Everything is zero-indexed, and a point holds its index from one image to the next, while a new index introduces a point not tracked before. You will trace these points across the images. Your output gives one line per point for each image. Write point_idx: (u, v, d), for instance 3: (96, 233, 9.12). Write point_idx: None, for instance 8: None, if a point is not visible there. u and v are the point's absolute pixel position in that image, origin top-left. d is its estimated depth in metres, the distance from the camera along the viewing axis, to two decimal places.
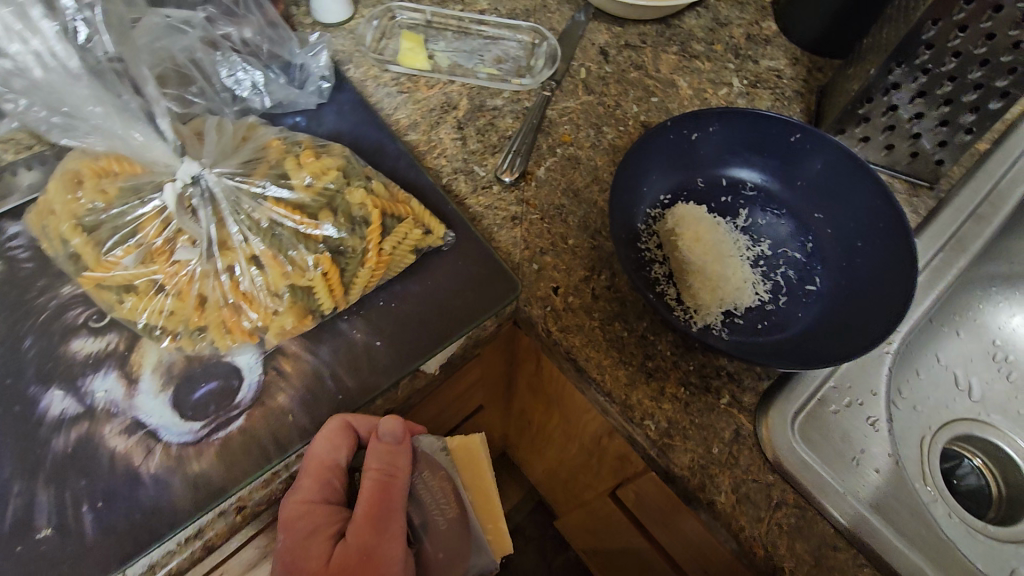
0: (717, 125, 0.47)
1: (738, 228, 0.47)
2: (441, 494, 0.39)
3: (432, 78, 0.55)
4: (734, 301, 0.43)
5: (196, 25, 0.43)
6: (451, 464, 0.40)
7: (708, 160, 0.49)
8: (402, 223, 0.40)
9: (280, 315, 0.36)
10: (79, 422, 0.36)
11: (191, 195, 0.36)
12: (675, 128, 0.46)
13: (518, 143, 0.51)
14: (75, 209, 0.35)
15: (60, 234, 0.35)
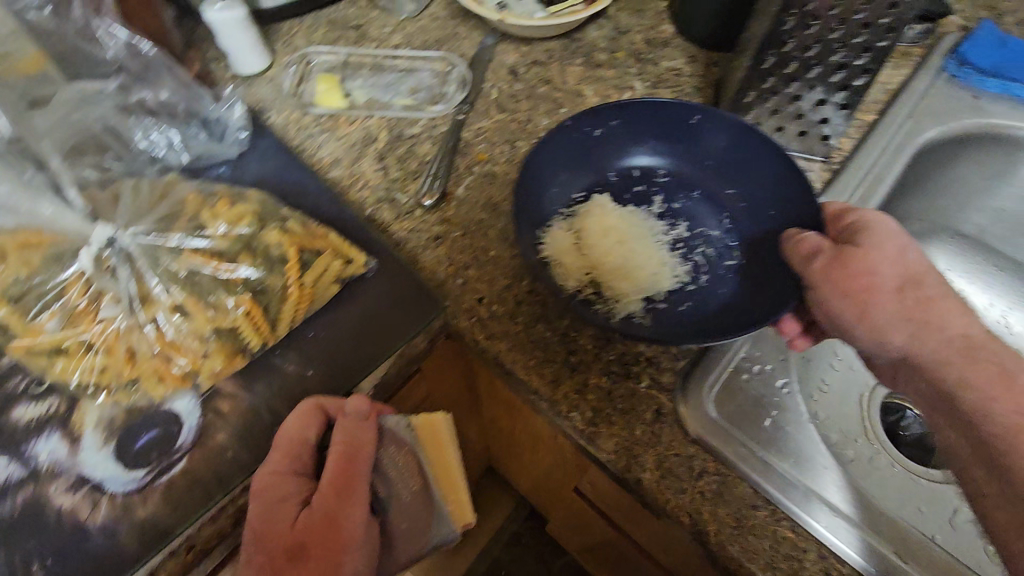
0: (618, 118, 0.50)
1: (655, 216, 0.50)
2: (406, 468, 0.40)
3: (351, 115, 0.58)
4: (653, 286, 0.45)
5: (108, 94, 0.46)
6: (417, 440, 0.41)
7: (616, 153, 0.51)
8: (320, 257, 0.42)
9: (208, 358, 0.38)
10: (25, 486, 0.37)
11: (108, 256, 0.38)
12: (576, 126, 0.48)
13: (437, 166, 0.54)
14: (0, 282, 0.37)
15: None
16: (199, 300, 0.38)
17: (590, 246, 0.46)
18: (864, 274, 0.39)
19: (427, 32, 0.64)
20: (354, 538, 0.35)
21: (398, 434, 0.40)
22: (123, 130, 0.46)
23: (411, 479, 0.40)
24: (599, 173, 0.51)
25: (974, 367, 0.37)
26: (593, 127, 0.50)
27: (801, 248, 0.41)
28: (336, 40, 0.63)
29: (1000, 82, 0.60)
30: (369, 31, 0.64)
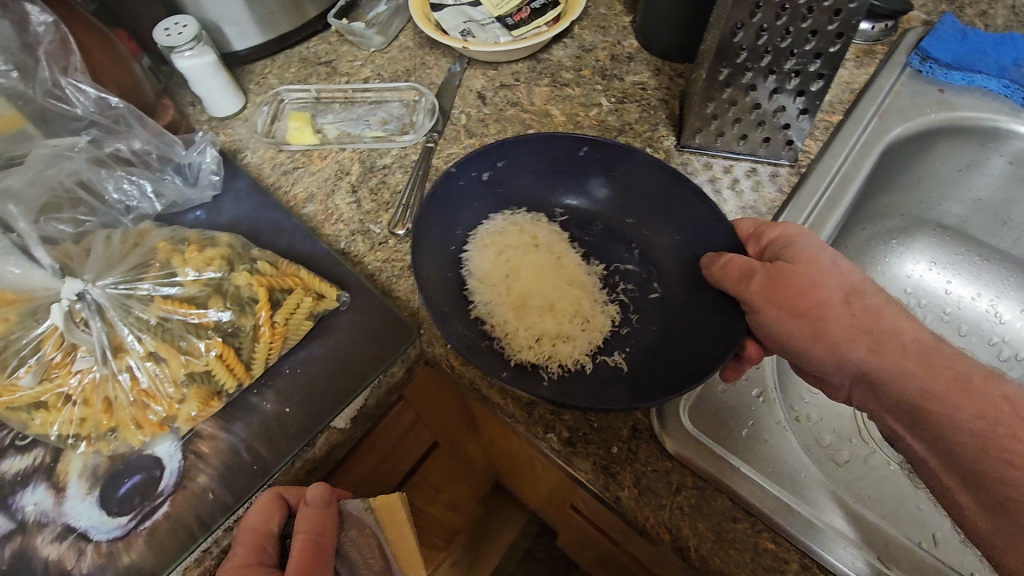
0: (503, 158, 0.50)
1: (578, 252, 0.51)
2: (367, 549, 0.41)
3: (324, 150, 0.59)
4: (585, 327, 0.46)
5: (81, 149, 0.47)
6: (376, 522, 0.42)
7: (512, 192, 0.53)
8: (291, 294, 0.43)
9: (184, 402, 0.39)
10: (11, 539, 0.38)
11: (79, 310, 0.39)
12: (463, 174, 0.49)
13: (408, 195, 0.55)
14: None
15: None
16: (171, 346, 0.39)
17: (518, 297, 0.47)
18: (802, 291, 0.38)
19: (396, 63, 0.66)
20: None
21: (359, 516, 0.42)
22: (97, 183, 0.48)
23: (372, 559, 0.41)
24: (506, 209, 0.53)
25: (934, 376, 0.36)
26: (479, 171, 0.50)
27: (733, 271, 0.41)
28: (307, 78, 0.65)
29: (963, 74, 0.61)
30: (339, 66, 0.66)
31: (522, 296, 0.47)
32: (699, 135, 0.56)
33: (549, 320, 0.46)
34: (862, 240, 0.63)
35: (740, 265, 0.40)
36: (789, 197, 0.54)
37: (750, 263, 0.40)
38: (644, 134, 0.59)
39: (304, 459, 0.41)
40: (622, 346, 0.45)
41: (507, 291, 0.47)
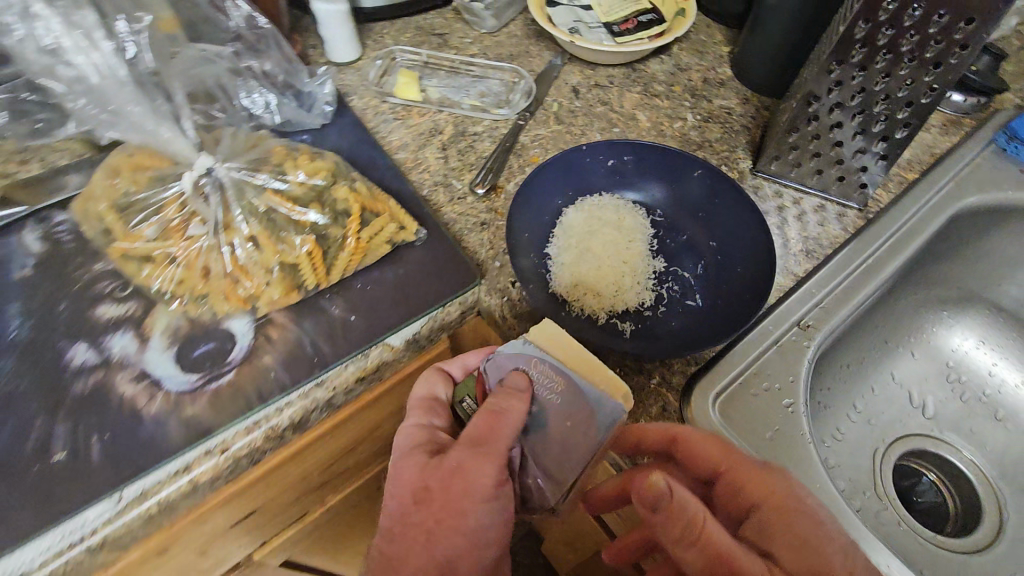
0: (630, 155, 0.54)
1: (653, 253, 0.52)
2: (542, 378, 0.37)
3: (423, 108, 0.64)
4: (618, 303, 0.49)
5: (224, 57, 0.53)
6: (536, 347, 0.39)
7: (619, 186, 0.56)
8: (379, 217, 0.47)
9: (269, 287, 0.43)
10: (97, 371, 0.43)
11: (204, 184, 0.44)
12: (590, 153, 0.54)
13: (492, 161, 0.59)
14: (114, 193, 0.43)
15: (100, 213, 0.43)
16: (272, 233, 0.43)
17: (575, 254, 0.51)
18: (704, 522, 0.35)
19: (503, 47, 0.71)
20: (481, 479, 0.35)
21: (510, 353, 0.38)
22: (232, 89, 0.54)
23: (556, 383, 0.37)
24: (595, 193, 0.55)
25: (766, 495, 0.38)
26: (606, 158, 0.54)
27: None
28: (420, 43, 0.71)
29: None
30: (451, 40, 0.71)
31: (580, 257, 0.51)
32: (774, 164, 0.59)
33: (592, 277, 0.50)
34: (910, 299, 0.65)
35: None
36: (850, 238, 0.55)
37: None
38: (721, 153, 0.62)
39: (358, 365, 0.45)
40: (638, 321, 0.48)
41: (571, 246, 0.51)
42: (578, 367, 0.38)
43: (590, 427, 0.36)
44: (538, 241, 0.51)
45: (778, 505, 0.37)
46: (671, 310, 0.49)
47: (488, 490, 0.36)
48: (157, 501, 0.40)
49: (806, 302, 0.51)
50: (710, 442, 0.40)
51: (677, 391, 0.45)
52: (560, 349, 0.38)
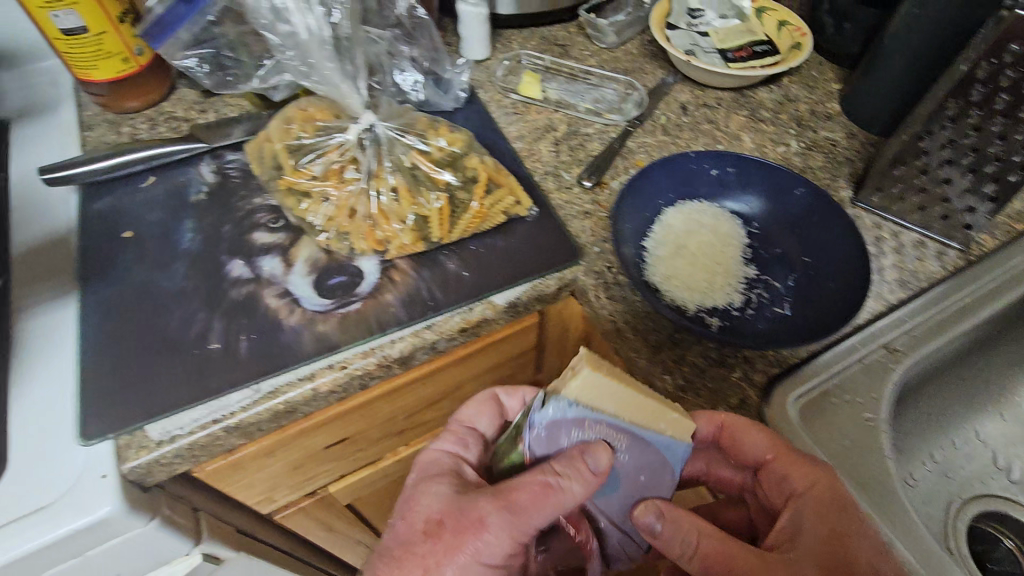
0: (734, 167, 0.58)
1: (747, 261, 0.55)
2: (591, 453, 0.39)
3: (541, 107, 0.70)
4: (709, 298, 0.51)
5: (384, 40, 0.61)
6: (588, 397, 0.39)
7: (719, 195, 0.58)
8: (501, 189, 0.52)
9: (402, 234, 0.49)
10: (249, 283, 0.50)
11: (364, 138, 0.50)
12: (698, 160, 0.58)
13: (600, 160, 0.63)
14: (289, 136, 0.51)
15: (275, 152, 0.51)
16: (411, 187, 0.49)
17: (672, 250, 0.54)
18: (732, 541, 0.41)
19: (619, 62, 0.76)
20: (497, 534, 0.41)
21: (561, 416, 0.40)
22: (385, 68, 0.62)
23: (617, 434, 0.40)
24: (696, 199, 0.58)
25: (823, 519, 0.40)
26: (712, 167, 0.58)
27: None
28: (544, 51, 0.77)
29: None
30: (572, 51, 0.77)
31: (676, 252, 0.54)
32: (876, 196, 0.60)
33: (686, 272, 0.53)
34: (1005, 355, 0.63)
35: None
36: (948, 277, 0.56)
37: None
38: (822, 181, 0.64)
39: (462, 315, 0.50)
40: (725, 317, 0.51)
41: (669, 241, 0.55)
42: (649, 415, 0.40)
43: (670, 467, 0.42)
44: (638, 232, 0.55)
45: (839, 506, 0.40)
46: (760, 313, 0.51)
47: (498, 555, 0.42)
48: (282, 401, 0.45)
49: (896, 327, 0.52)
50: (762, 436, 0.43)
51: (758, 389, 0.47)
52: (609, 397, 0.39)
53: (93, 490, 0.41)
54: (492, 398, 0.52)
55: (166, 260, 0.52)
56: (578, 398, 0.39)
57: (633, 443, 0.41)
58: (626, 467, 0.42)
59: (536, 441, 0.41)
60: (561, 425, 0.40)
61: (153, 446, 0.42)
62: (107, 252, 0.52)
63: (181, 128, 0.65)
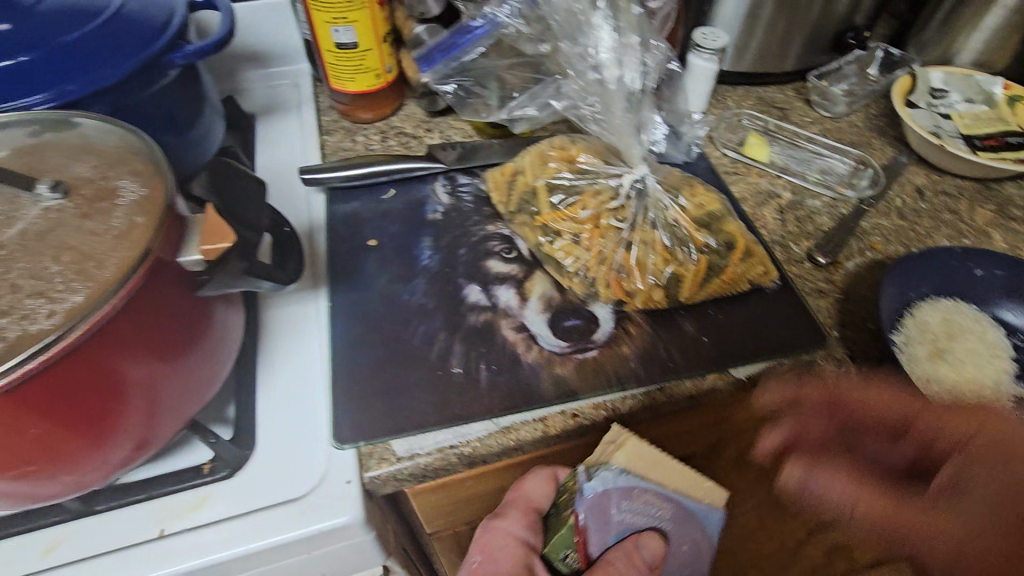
0: (1002, 270, 0.53)
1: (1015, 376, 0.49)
2: (651, 508, 0.45)
3: (763, 171, 0.66)
4: None
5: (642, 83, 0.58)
6: (639, 477, 0.45)
7: (980, 297, 0.53)
8: (753, 258, 0.50)
9: (653, 289, 0.48)
10: (486, 311, 0.50)
11: (632, 188, 0.51)
12: (962, 256, 0.53)
13: (835, 237, 0.59)
14: (550, 173, 0.52)
15: (531, 187, 0.52)
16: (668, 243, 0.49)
17: (933, 352, 0.49)
18: None
19: (844, 133, 0.72)
20: None
21: (609, 491, 0.44)
22: None
23: (665, 506, 0.46)
24: (953, 296, 0.53)
25: None
26: (976, 266, 0.53)
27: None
28: (761, 112, 0.74)
29: None
30: (792, 115, 0.74)
31: (939, 355, 0.49)
32: None
33: (951, 378, 0.48)
34: None
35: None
36: None
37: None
38: None
39: (696, 382, 0.47)
40: None
41: (929, 339, 0.50)
42: (686, 490, 0.47)
43: (707, 537, 0.47)
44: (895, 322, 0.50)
45: (1011, 485, 0.32)
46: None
47: None
48: (515, 439, 0.45)
49: None
50: (841, 479, 0.36)
51: None
52: (650, 463, 0.46)
53: (340, 495, 0.42)
54: (552, 476, 0.51)
55: (407, 274, 0.53)
56: (627, 465, 0.45)
57: (675, 518, 0.46)
58: (670, 539, 0.46)
59: (587, 517, 0.46)
60: (611, 496, 0.45)
61: (395, 461, 0.43)
62: (352, 257, 0.55)
63: (410, 145, 0.68)
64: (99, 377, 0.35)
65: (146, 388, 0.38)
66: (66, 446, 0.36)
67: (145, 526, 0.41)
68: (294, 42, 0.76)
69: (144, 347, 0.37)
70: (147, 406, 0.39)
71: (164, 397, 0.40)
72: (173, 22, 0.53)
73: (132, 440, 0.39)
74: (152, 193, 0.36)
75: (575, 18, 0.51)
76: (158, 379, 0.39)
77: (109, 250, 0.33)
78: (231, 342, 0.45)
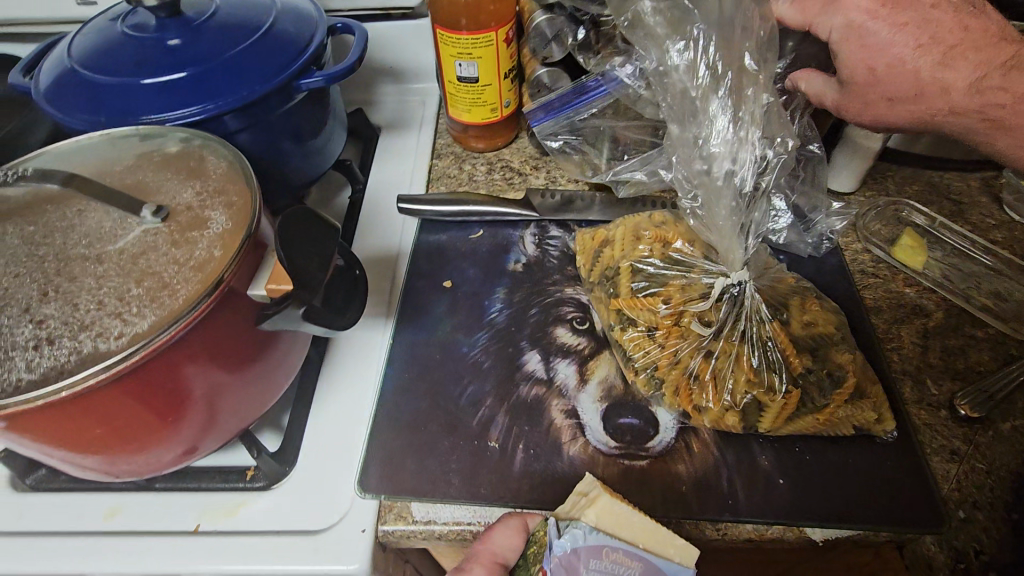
0: None
1: None
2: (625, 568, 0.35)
3: (912, 279, 0.55)
4: None
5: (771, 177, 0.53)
6: (608, 533, 0.37)
7: None
8: (865, 401, 0.42)
9: (727, 411, 0.42)
10: (540, 385, 0.47)
11: (729, 290, 0.45)
12: None
13: (994, 385, 0.46)
14: (638, 255, 0.49)
15: (617, 266, 0.49)
16: (757, 363, 0.42)
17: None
18: None
19: None
20: None
21: (584, 544, 0.36)
22: None
23: (636, 566, 0.36)
24: None
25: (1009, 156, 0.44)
26: None
27: (842, 106, 0.46)
28: (929, 203, 0.62)
29: None
30: (970, 213, 0.60)
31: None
32: None
33: None
34: None
35: (895, 74, 0.42)
36: None
37: (914, 78, 0.42)
38: None
39: (757, 527, 0.40)
40: None
41: None
42: (659, 541, 0.37)
43: None
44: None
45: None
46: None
47: None
48: None
49: None
50: None
51: None
52: (627, 521, 0.37)
53: (352, 542, 0.42)
54: (522, 525, 0.39)
55: (472, 325, 0.52)
56: (598, 524, 0.37)
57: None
58: None
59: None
60: (581, 554, 0.36)
61: (411, 523, 0.42)
62: (425, 295, 0.55)
63: (513, 182, 0.67)
64: (173, 385, 0.39)
65: (210, 396, 0.41)
66: (140, 439, 0.40)
67: (186, 518, 0.45)
68: (429, 64, 0.78)
69: (214, 361, 0.40)
70: (209, 411, 0.42)
71: (224, 404, 0.43)
72: (309, 46, 0.56)
73: (192, 439, 0.43)
74: (233, 228, 0.38)
75: (688, 102, 0.44)
76: (219, 390, 0.42)
77: (183, 281, 0.35)
78: (293, 359, 0.47)
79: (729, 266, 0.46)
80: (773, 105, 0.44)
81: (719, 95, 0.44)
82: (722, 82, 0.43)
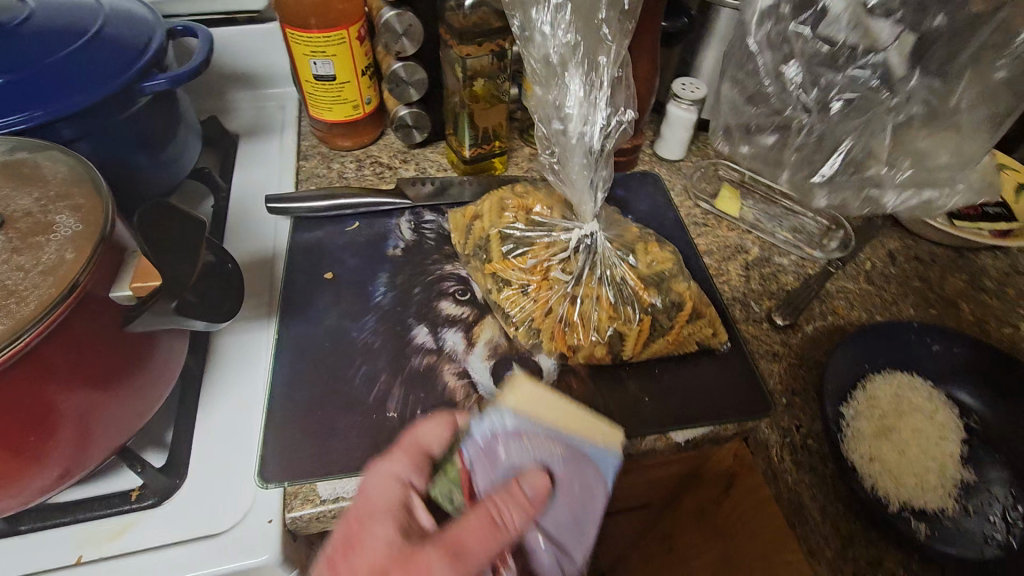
0: (962, 346, 0.52)
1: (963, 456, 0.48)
2: (540, 451, 0.36)
3: (734, 224, 0.66)
4: (921, 501, 0.45)
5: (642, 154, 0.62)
6: (528, 413, 0.36)
7: (936, 376, 0.52)
8: (701, 320, 0.50)
9: (595, 345, 0.48)
10: (430, 354, 0.50)
11: (583, 243, 0.52)
12: (919, 331, 0.52)
13: (797, 296, 0.58)
14: (505, 222, 0.54)
15: (488, 235, 0.53)
16: (614, 299, 0.49)
17: (877, 427, 0.48)
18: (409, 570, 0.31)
19: None
20: None
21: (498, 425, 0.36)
22: None
23: (550, 444, 0.36)
24: (900, 369, 0.52)
25: None
26: (933, 341, 0.52)
27: None
28: None
29: None
30: None
31: (882, 433, 0.48)
32: None
33: (896, 456, 0.47)
34: None
35: None
36: None
37: None
38: None
39: (633, 442, 0.47)
40: (938, 528, 0.44)
41: (874, 416, 0.49)
42: (574, 424, 0.37)
43: (602, 485, 0.37)
44: (838, 392, 0.49)
45: None
46: (979, 525, 0.44)
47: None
48: None
49: None
50: None
51: None
52: (547, 403, 0.37)
53: (259, 536, 0.42)
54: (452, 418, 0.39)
55: (359, 310, 0.54)
56: (516, 406, 0.37)
57: (569, 464, 0.36)
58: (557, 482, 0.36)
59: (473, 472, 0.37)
60: (499, 438, 0.36)
61: (318, 503, 0.43)
62: (307, 290, 0.55)
63: (384, 176, 0.69)
64: (36, 403, 0.36)
65: (83, 416, 0.39)
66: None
67: (63, 552, 0.41)
68: (284, 68, 0.77)
69: (78, 378, 0.38)
70: (83, 431, 0.40)
71: (101, 422, 0.41)
72: (149, 50, 0.54)
73: (64, 467, 0.40)
74: (86, 228, 0.37)
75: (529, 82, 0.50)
76: (93, 408, 0.40)
77: (33, 287, 0.34)
78: (171, 371, 0.46)
79: (581, 222, 0.52)
80: (619, 77, 0.50)
81: (555, 74, 0.50)
82: (580, 48, 0.48)
